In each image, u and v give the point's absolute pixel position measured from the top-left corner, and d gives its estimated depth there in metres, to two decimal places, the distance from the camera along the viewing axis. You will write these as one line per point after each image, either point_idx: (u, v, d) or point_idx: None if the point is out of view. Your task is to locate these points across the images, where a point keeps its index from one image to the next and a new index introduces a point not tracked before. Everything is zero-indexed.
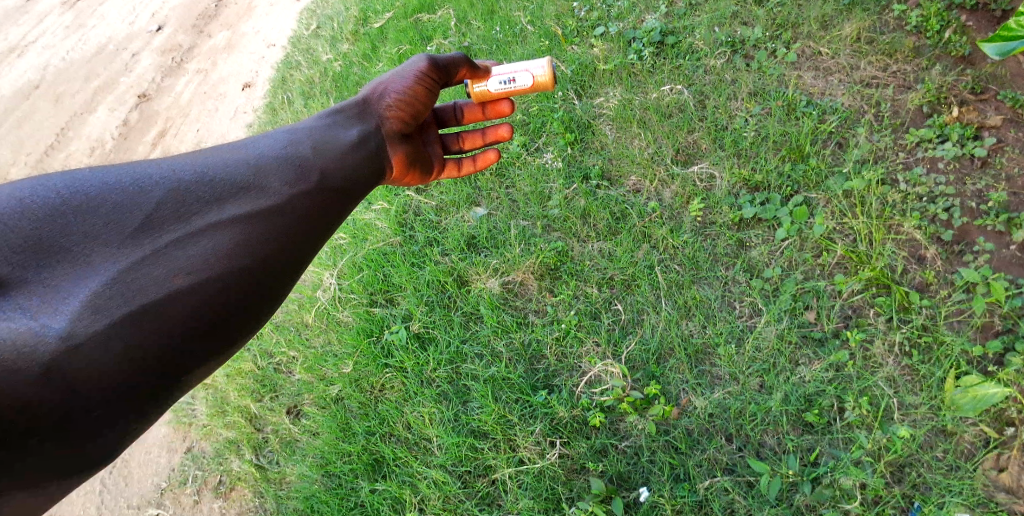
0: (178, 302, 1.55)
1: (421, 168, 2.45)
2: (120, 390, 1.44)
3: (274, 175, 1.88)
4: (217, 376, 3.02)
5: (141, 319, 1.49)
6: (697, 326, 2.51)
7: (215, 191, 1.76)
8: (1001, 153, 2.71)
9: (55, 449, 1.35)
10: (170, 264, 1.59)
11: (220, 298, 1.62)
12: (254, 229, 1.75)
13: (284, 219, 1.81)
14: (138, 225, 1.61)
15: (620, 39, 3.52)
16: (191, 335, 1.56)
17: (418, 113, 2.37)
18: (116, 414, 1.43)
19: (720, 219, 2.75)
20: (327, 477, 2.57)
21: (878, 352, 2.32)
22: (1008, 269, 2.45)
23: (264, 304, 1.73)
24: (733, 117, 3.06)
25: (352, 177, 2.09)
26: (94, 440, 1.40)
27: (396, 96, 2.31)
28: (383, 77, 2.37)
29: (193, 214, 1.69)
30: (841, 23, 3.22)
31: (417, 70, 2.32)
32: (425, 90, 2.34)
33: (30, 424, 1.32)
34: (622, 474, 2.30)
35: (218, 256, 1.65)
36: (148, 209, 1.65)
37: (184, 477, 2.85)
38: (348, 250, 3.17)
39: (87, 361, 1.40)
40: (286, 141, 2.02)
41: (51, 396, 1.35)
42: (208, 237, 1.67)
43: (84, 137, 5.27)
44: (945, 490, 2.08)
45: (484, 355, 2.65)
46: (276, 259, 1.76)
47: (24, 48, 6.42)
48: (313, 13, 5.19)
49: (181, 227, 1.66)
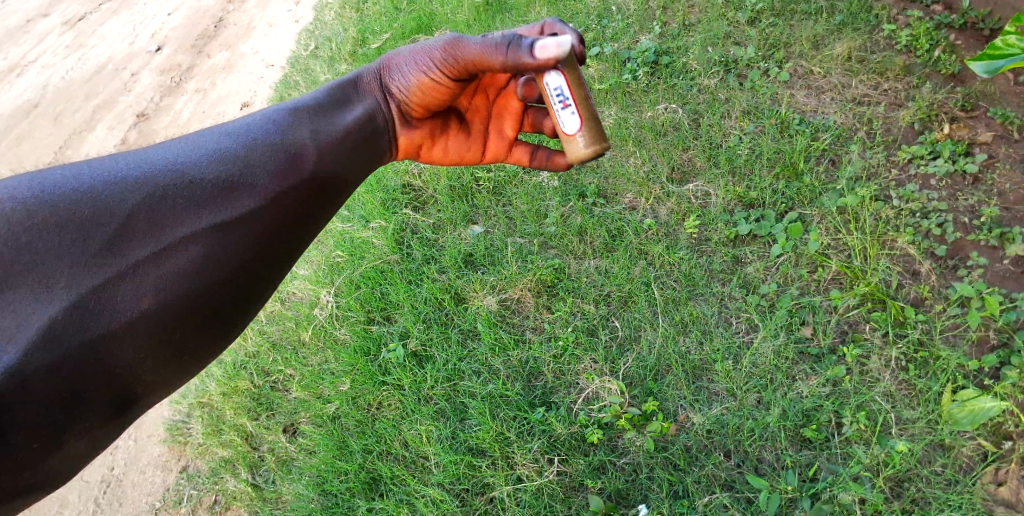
0: (173, 304, 1.49)
1: (456, 151, 2.31)
2: (113, 393, 1.39)
3: (277, 160, 1.75)
4: (213, 394, 3.00)
5: (133, 324, 1.42)
6: (694, 342, 2.52)
7: (215, 179, 1.63)
8: (992, 169, 2.75)
9: (48, 451, 1.31)
10: (171, 264, 1.49)
11: (216, 296, 1.58)
12: (254, 226, 1.65)
13: (284, 209, 1.73)
14: (134, 220, 1.47)
15: (615, 59, 3.58)
16: (184, 335, 1.52)
17: (440, 103, 2.17)
18: (108, 414, 1.39)
19: (715, 235, 2.77)
20: (324, 496, 2.55)
21: (875, 367, 2.33)
22: (1003, 284, 2.46)
23: (258, 295, 1.70)
24: (727, 135, 3.10)
25: (355, 159, 1.98)
26: (84, 441, 1.36)
27: (404, 82, 2.11)
28: (404, 49, 2.15)
29: (194, 207, 1.56)
30: (833, 43, 3.29)
31: (428, 59, 2.06)
32: (435, 82, 2.09)
33: (25, 431, 1.26)
34: (620, 491, 2.29)
35: (216, 256, 1.58)
36: (146, 200, 1.51)
37: (179, 496, 2.83)
38: (345, 267, 3.17)
39: (82, 369, 1.33)
40: (289, 119, 1.87)
41: (50, 398, 1.29)
42: (210, 233, 1.57)
43: (82, 156, 5.29)
44: (945, 505, 2.06)
45: (481, 373, 2.65)
46: (272, 250, 1.71)
47: (24, 68, 6.48)
48: (312, 35, 5.26)
49: (181, 221, 1.53)
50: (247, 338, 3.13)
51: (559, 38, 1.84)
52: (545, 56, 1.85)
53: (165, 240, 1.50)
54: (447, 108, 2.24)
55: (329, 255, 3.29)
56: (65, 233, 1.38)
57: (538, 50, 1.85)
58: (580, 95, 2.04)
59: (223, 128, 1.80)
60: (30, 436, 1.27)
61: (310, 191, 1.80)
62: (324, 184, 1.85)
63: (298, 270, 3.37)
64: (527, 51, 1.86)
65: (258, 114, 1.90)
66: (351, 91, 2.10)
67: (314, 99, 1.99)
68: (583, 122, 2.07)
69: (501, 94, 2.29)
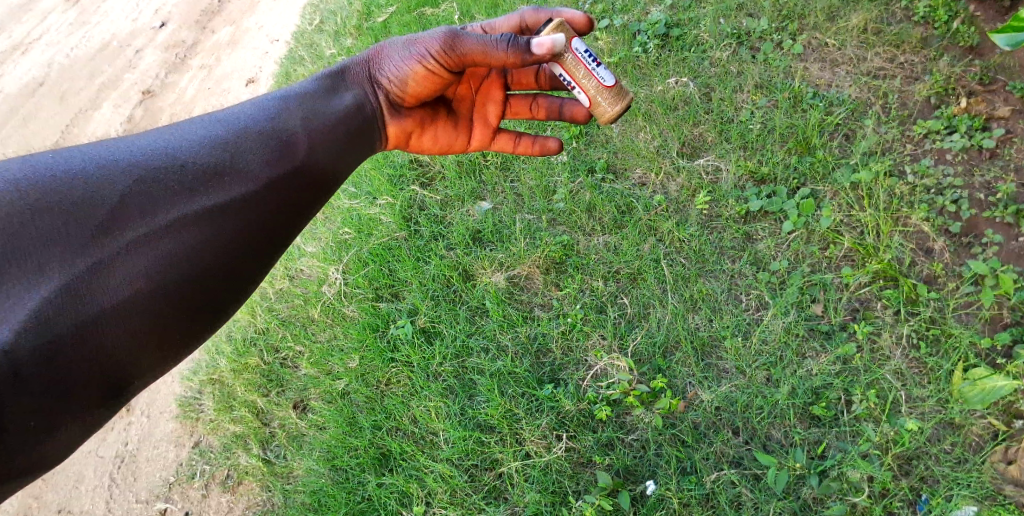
0: (162, 289, 1.54)
1: (445, 138, 2.42)
2: (108, 382, 1.44)
3: (271, 148, 1.84)
4: (223, 370, 3.03)
5: (127, 309, 1.47)
6: (703, 319, 2.51)
7: (209, 166, 1.71)
8: (1010, 144, 2.69)
9: (42, 438, 1.33)
10: (162, 251, 1.55)
11: (208, 284, 1.63)
12: (243, 217, 1.72)
13: (276, 198, 1.81)
14: (128, 206, 1.54)
15: (625, 32, 3.52)
16: (179, 323, 1.57)
17: (429, 93, 2.25)
18: (100, 401, 1.43)
19: (726, 212, 2.74)
20: (334, 471, 2.57)
21: (886, 344, 2.32)
22: (1017, 262, 2.42)
23: (249, 285, 1.75)
24: (739, 109, 3.05)
25: (345, 153, 2.06)
26: (77, 428, 1.39)
27: (394, 73, 2.19)
28: (396, 40, 2.22)
29: (188, 190, 1.64)
30: (848, 14, 3.21)
31: (424, 50, 2.13)
32: (432, 74, 2.18)
33: (21, 418, 1.30)
34: (628, 468, 2.30)
35: (210, 241, 1.64)
36: (140, 186, 1.58)
37: (192, 471, 2.86)
38: (353, 244, 3.17)
39: (79, 362, 1.38)
40: (278, 111, 1.96)
41: (42, 384, 1.32)
42: (202, 222, 1.63)
43: (89, 134, 5.28)
44: (953, 483, 2.07)
45: (489, 350, 2.65)
46: (261, 241, 1.76)
47: (28, 45, 6.44)
48: (317, 8, 5.19)
49: (175, 205, 1.61)
50: (256, 314, 3.13)
51: (554, 34, 1.96)
52: (542, 51, 1.97)
53: (158, 223, 1.57)
54: (437, 98, 2.34)
55: (337, 232, 3.29)
56: (58, 219, 1.44)
57: (536, 46, 1.96)
58: (585, 71, 2.22)
59: (214, 117, 1.89)
60: (27, 421, 1.31)
61: (298, 182, 1.86)
62: (317, 174, 1.92)
63: (306, 246, 3.37)
64: (525, 47, 1.97)
65: (250, 103, 1.98)
66: (342, 82, 2.18)
67: (303, 92, 2.07)
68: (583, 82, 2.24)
69: (484, 84, 2.42)
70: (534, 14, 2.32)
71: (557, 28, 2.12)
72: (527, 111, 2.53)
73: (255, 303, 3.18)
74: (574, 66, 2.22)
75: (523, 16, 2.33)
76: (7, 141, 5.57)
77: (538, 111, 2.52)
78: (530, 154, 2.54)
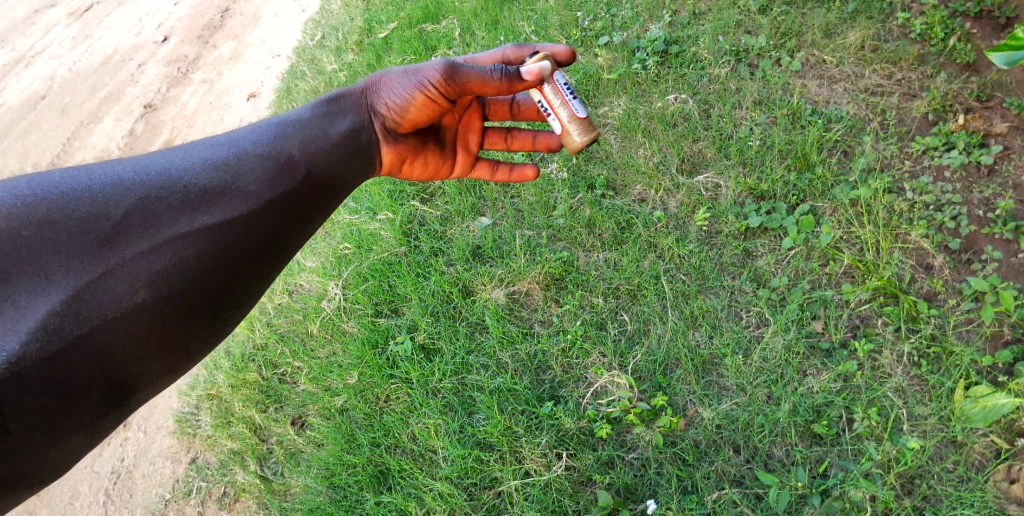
0: (163, 295, 1.60)
1: (433, 164, 2.46)
2: (108, 385, 1.50)
3: (269, 163, 1.90)
4: (221, 386, 3.01)
5: (128, 316, 1.54)
6: (703, 336, 2.50)
7: (210, 183, 1.78)
8: (1008, 160, 2.70)
9: (48, 441, 1.42)
10: (163, 261, 1.62)
11: (208, 293, 1.69)
12: (242, 229, 1.77)
13: (276, 211, 1.87)
14: (130, 219, 1.61)
15: (624, 48, 3.54)
16: (179, 325, 1.63)
17: (424, 120, 2.27)
18: (103, 404, 1.50)
19: (726, 228, 2.74)
20: (333, 489, 2.55)
21: (887, 362, 2.31)
22: (1017, 277, 2.43)
23: (248, 295, 1.81)
24: (738, 126, 3.06)
25: (345, 169, 2.11)
26: (81, 431, 1.46)
27: (394, 98, 2.21)
28: (394, 69, 2.24)
29: (188, 203, 1.71)
30: (845, 32, 3.24)
31: (425, 78, 2.15)
32: (433, 100, 2.19)
33: (27, 419, 1.38)
34: (629, 486, 2.28)
35: (210, 249, 1.70)
36: (143, 201, 1.65)
37: (188, 488, 2.84)
38: (353, 260, 3.17)
39: (81, 367, 1.45)
40: (278, 130, 2.02)
41: (44, 387, 1.40)
42: (202, 234, 1.69)
43: (90, 147, 5.28)
44: (957, 502, 2.05)
45: (489, 366, 2.64)
46: (261, 252, 1.82)
47: (30, 59, 6.47)
48: (318, 23, 5.23)
49: (177, 219, 1.67)
50: (255, 329, 3.13)
51: (540, 61, 2.20)
52: (530, 77, 2.20)
53: (158, 235, 1.63)
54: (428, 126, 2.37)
55: (337, 247, 3.28)
56: (62, 231, 1.52)
57: (526, 70, 2.19)
58: (560, 101, 2.27)
59: (218, 139, 1.96)
60: (28, 423, 1.38)
61: (297, 196, 1.92)
62: (314, 188, 1.98)
63: (305, 261, 3.36)
64: (516, 74, 2.17)
65: (252, 125, 2.05)
66: (344, 102, 2.22)
67: (305, 114, 2.13)
68: (557, 110, 2.28)
69: (467, 113, 2.48)
70: (516, 50, 2.37)
71: (543, 56, 2.24)
72: (503, 141, 2.60)
73: (254, 318, 3.18)
74: (552, 94, 2.27)
75: (505, 52, 2.36)
76: (7, 154, 5.57)
77: (513, 142, 2.60)
78: (507, 181, 2.64)
